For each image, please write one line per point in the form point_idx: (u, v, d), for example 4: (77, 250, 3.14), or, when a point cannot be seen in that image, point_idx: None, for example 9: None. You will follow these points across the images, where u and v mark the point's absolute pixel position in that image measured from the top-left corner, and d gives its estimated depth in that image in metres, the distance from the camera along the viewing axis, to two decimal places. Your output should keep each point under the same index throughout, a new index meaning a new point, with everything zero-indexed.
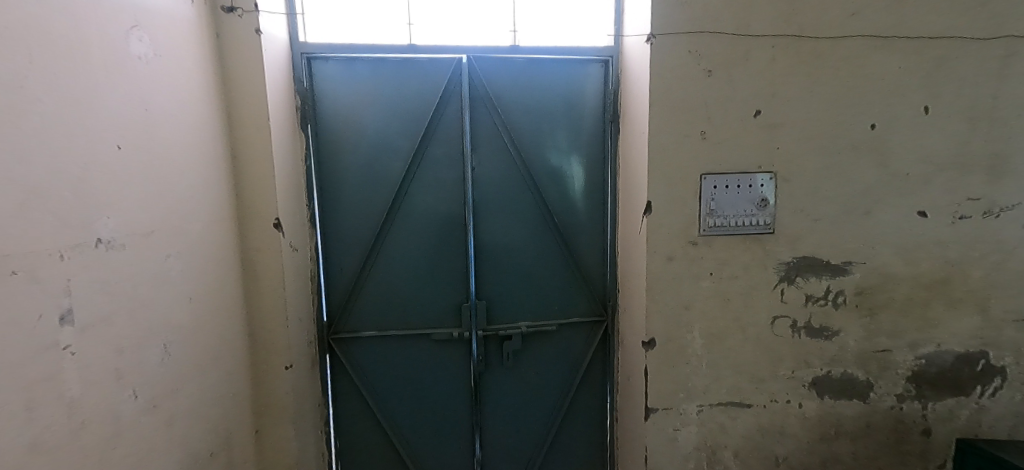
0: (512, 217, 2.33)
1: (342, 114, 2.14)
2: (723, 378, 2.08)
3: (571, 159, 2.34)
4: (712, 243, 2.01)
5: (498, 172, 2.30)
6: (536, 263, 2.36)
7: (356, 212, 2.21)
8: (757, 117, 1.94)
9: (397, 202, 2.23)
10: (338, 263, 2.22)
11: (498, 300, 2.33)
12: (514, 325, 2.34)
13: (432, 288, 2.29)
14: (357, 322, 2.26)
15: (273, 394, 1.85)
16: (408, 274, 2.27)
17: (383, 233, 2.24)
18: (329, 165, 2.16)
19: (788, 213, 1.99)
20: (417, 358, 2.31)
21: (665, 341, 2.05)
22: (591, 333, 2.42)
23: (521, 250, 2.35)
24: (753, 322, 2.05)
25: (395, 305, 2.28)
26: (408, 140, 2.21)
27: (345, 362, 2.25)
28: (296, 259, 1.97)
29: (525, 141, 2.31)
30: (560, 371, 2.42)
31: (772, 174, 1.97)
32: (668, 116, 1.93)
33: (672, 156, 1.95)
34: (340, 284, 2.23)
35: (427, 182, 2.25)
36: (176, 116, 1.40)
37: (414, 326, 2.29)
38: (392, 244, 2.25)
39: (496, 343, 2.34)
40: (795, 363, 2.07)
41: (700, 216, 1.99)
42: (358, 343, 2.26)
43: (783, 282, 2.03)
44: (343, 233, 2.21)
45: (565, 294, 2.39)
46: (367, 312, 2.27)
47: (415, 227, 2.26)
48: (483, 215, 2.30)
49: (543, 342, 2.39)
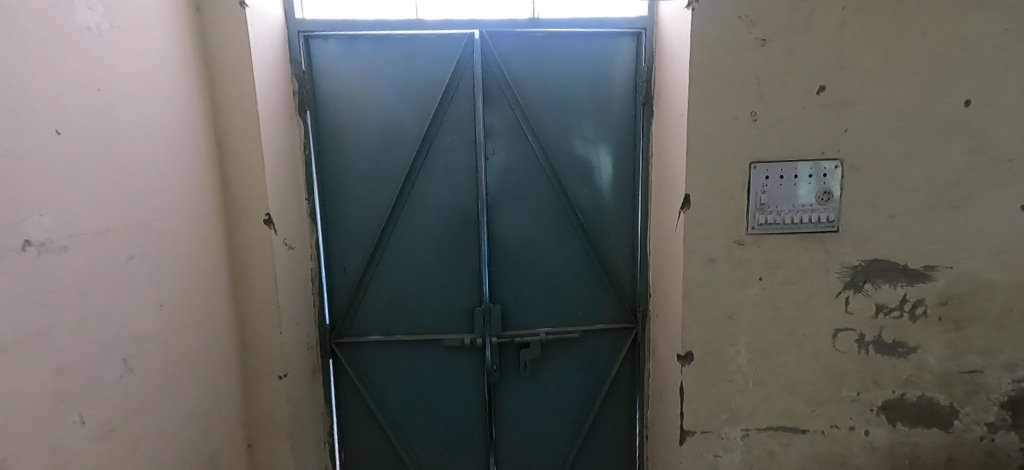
0: (530, 212, 2.10)
1: (344, 98, 1.96)
2: (774, 399, 1.80)
3: (598, 146, 2.09)
4: (762, 244, 1.73)
5: (515, 163, 2.07)
6: (557, 263, 2.13)
7: (359, 207, 2.03)
8: (821, 94, 1.63)
9: (404, 195, 2.04)
10: (341, 262, 2.05)
11: (515, 304, 2.11)
12: (533, 331, 2.12)
13: (442, 290, 2.09)
14: (362, 326, 2.09)
15: (266, 405, 1.70)
16: (416, 274, 2.08)
17: (389, 229, 2.05)
18: (330, 155, 1.99)
19: (855, 208, 1.68)
20: (426, 366, 2.13)
21: (705, 355, 1.78)
22: (619, 341, 2.17)
23: (540, 249, 2.11)
24: (810, 335, 1.76)
25: (402, 308, 2.10)
26: (416, 126, 2.00)
27: (349, 369, 2.09)
28: (293, 258, 1.80)
29: (546, 127, 2.06)
30: (584, 383, 2.18)
31: (838, 162, 1.66)
32: (712, 95, 1.65)
33: (716, 142, 1.67)
34: (343, 285, 2.06)
35: (437, 173, 2.04)
36: (140, 99, 1.23)
37: (423, 331, 2.11)
38: (399, 242, 2.06)
39: (513, 351, 2.13)
40: (860, 384, 1.77)
41: (749, 212, 1.70)
42: (363, 348, 2.10)
43: (848, 289, 1.73)
44: (345, 230, 2.04)
45: (589, 298, 2.15)
46: (373, 315, 2.09)
47: (424, 224, 2.06)
48: (499, 210, 2.08)
49: (565, 351, 2.16)
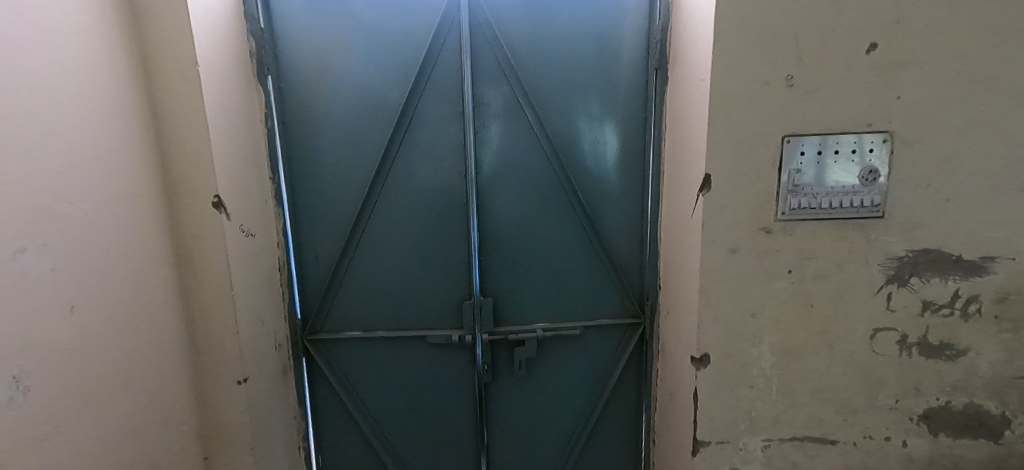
0: (526, 194, 1.86)
1: (311, 61, 1.70)
2: (801, 408, 1.59)
3: (603, 119, 1.83)
4: (794, 231, 1.49)
5: (508, 138, 1.82)
6: (555, 252, 1.90)
7: (331, 188, 1.79)
8: (871, 53, 1.38)
9: (382, 175, 1.79)
10: (312, 250, 1.83)
11: (508, 297, 1.89)
12: (529, 327, 1.90)
13: (426, 282, 1.87)
14: (337, 321, 1.87)
15: (223, 414, 1.49)
16: (398, 265, 1.86)
17: (365, 213, 1.81)
18: (297, 128, 1.74)
19: (905, 190, 1.44)
20: (409, 365, 1.92)
21: (723, 357, 1.57)
22: (625, 337, 1.96)
23: (536, 236, 1.89)
24: (844, 335, 1.54)
25: (382, 302, 1.88)
26: (394, 94, 1.74)
27: (324, 368, 1.88)
28: (253, 247, 1.58)
29: (543, 97, 1.81)
30: (585, 383, 1.98)
31: (886, 135, 1.41)
32: (741, 55, 1.39)
33: (744, 111, 1.42)
34: (316, 275, 1.84)
35: (419, 150, 1.80)
36: (23, 49, 0.96)
37: (406, 327, 1.89)
38: (377, 227, 1.83)
39: (506, 349, 1.91)
40: (899, 390, 1.56)
41: (779, 194, 1.46)
42: (340, 345, 1.88)
43: (891, 283, 1.51)
44: (316, 214, 1.80)
45: (591, 291, 1.93)
46: (350, 310, 1.87)
47: (405, 207, 1.83)
48: (490, 191, 1.84)
49: (564, 348, 1.95)
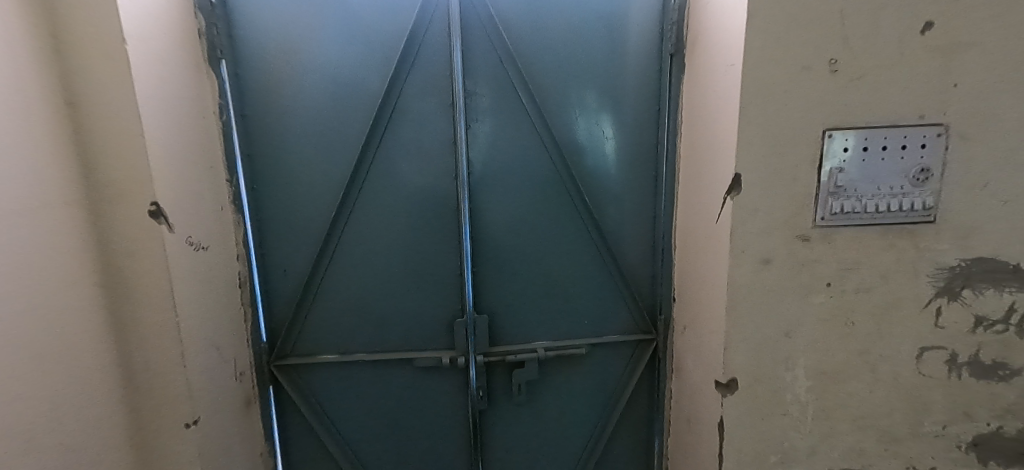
0: (524, 198, 1.65)
1: (273, 43, 1.46)
2: (838, 437, 1.41)
3: (611, 113, 1.63)
4: (833, 239, 1.30)
5: (504, 134, 1.61)
6: (558, 263, 1.70)
7: (301, 191, 1.55)
8: (925, 34, 1.19)
9: (359, 176, 1.56)
10: (279, 263, 1.58)
11: (506, 313, 1.69)
12: (529, 346, 1.70)
13: (413, 297, 1.64)
14: (310, 344, 1.64)
15: (167, 466, 1.24)
16: (380, 278, 1.63)
17: (341, 220, 1.58)
18: (258, 122, 1.49)
19: (960, 192, 1.26)
20: (394, 392, 1.69)
21: (752, 383, 1.38)
22: (635, 355, 1.76)
23: (536, 244, 1.68)
24: (887, 355, 1.37)
25: (362, 321, 1.65)
26: (372, 82, 1.51)
27: (296, 398, 1.64)
28: (205, 262, 1.33)
29: (544, 87, 1.59)
30: (592, 407, 1.78)
31: (941, 128, 1.23)
32: (779, 35, 1.19)
33: (781, 101, 1.22)
34: (284, 292, 1.60)
35: (403, 147, 1.57)
36: None
37: (390, 349, 1.67)
38: (355, 236, 1.60)
39: (504, 371, 1.70)
40: (947, 415, 1.39)
41: (819, 197, 1.27)
42: (313, 371, 1.65)
43: (940, 296, 1.34)
44: (283, 221, 1.56)
45: (597, 304, 1.73)
46: (324, 330, 1.64)
47: (387, 213, 1.60)
48: (484, 195, 1.63)
49: (568, 369, 1.74)
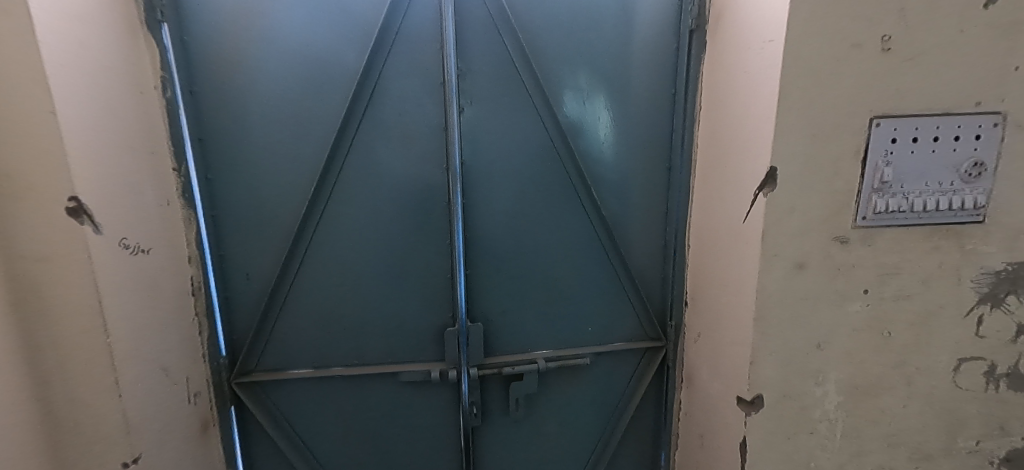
0: (524, 191, 1.47)
1: (227, 4, 1.22)
2: (867, 456, 1.29)
3: (622, 97, 1.46)
4: (874, 241, 1.16)
5: (502, 119, 1.42)
6: (560, 264, 1.53)
7: (264, 183, 1.33)
8: (988, 9, 1.04)
9: (334, 165, 1.35)
10: (241, 266, 1.36)
11: (502, 320, 1.51)
12: (529, 357, 1.53)
13: (398, 303, 1.46)
14: (279, 358, 1.43)
15: None
16: (359, 283, 1.43)
17: (313, 217, 1.36)
18: (212, 99, 1.26)
19: (1014, 189, 1.13)
20: (376, 410, 1.50)
21: (779, 400, 1.25)
22: (642, 363, 1.63)
23: (537, 244, 1.50)
24: (924, 368, 1.25)
25: (339, 331, 1.45)
26: (349, 54, 1.29)
27: (262, 420, 1.43)
28: (147, 268, 1.11)
29: (548, 66, 1.41)
30: (594, 421, 1.63)
31: (998, 117, 1.09)
32: (828, 5, 1.03)
33: (826, 83, 1.06)
34: (247, 300, 1.38)
35: (386, 133, 1.36)
36: None
37: (372, 361, 1.48)
38: (330, 235, 1.39)
39: (500, 384, 1.53)
40: (982, 430, 1.28)
41: (862, 194, 1.12)
42: (283, 388, 1.45)
43: (983, 304, 1.21)
44: (244, 218, 1.34)
45: (602, 309, 1.58)
46: (295, 342, 1.43)
47: (367, 209, 1.39)
48: (478, 188, 1.44)
49: (570, 380, 1.59)
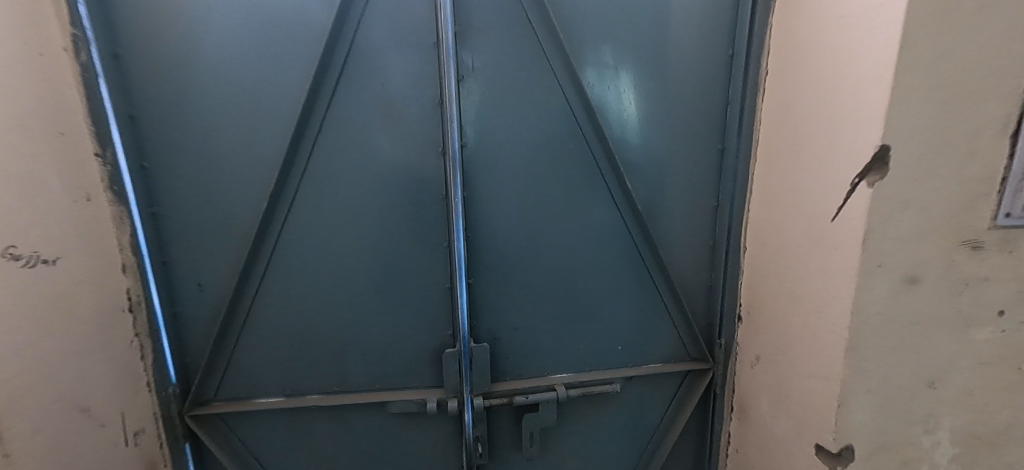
0: (539, 182, 1.18)
1: None
2: None
3: (663, 62, 1.16)
4: (1018, 247, 0.85)
5: (512, 91, 1.13)
6: (583, 271, 1.25)
7: (216, 173, 1.06)
8: None
9: (303, 150, 1.08)
10: (191, 276, 1.11)
11: (512, 338, 1.25)
12: (545, 382, 1.26)
13: (386, 320, 1.19)
14: (243, 384, 1.18)
15: None
16: (338, 295, 1.17)
17: (278, 215, 1.10)
18: (144, 67, 0.99)
19: None
20: (362, 446, 1.25)
21: (873, 453, 0.95)
22: (682, 389, 1.35)
23: (555, 246, 1.22)
24: None
25: (315, 352, 1.20)
26: (316, 7, 1.01)
27: (224, 459, 1.19)
28: (49, 284, 0.85)
29: (570, 22, 1.11)
30: (624, 456, 1.36)
31: None
32: None
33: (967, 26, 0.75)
34: (200, 316, 1.13)
35: (366, 109, 1.08)
36: None
37: (356, 388, 1.22)
38: (299, 237, 1.12)
39: (510, 415, 1.27)
40: None
41: (1007, 182, 0.81)
42: (249, 420, 1.20)
43: None
44: (193, 216, 1.08)
45: (634, 324, 1.30)
46: (262, 366, 1.18)
47: (346, 204, 1.12)
48: (484, 178, 1.16)
49: (595, 410, 1.31)
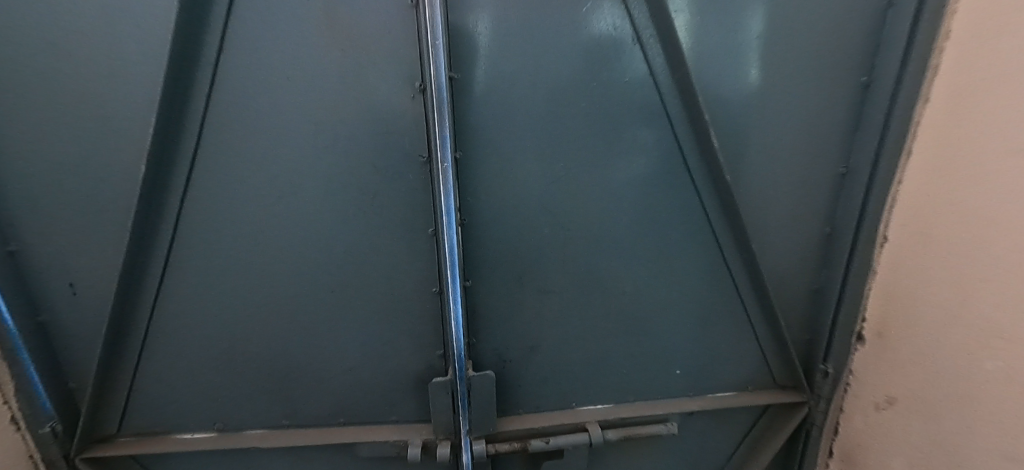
0: (573, 139, 0.79)
1: None
2: None
3: None
4: None
5: None
6: (631, 267, 0.87)
7: (71, 118, 0.69)
8: None
9: (200, 82, 0.68)
10: (58, 272, 0.75)
11: (526, 358, 0.90)
12: (573, 421, 0.91)
13: (349, 334, 0.85)
14: (157, 417, 0.86)
15: None
16: (278, 299, 0.82)
17: (174, 186, 0.72)
18: None
19: None
20: None
21: None
22: (761, 428, 0.98)
23: (591, 232, 0.84)
24: None
25: (252, 376, 0.86)
26: None
27: None
28: None
29: None
30: None
31: None
32: None
33: None
34: (80, 328, 0.79)
35: (299, 18, 0.68)
36: None
37: (313, 422, 0.90)
38: (211, 216, 0.75)
39: (524, 460, 0.93)
40: None
41: None
42: (170, 462, 0.89)
43: None
44: (46, 185, 0.71)
45: (699, 340, 0.93)
46: (179, 394, 0.85)
47: (280, 169, 0.74)
48: (488, 129, 0.76)
49: (639, 454, 0.96)
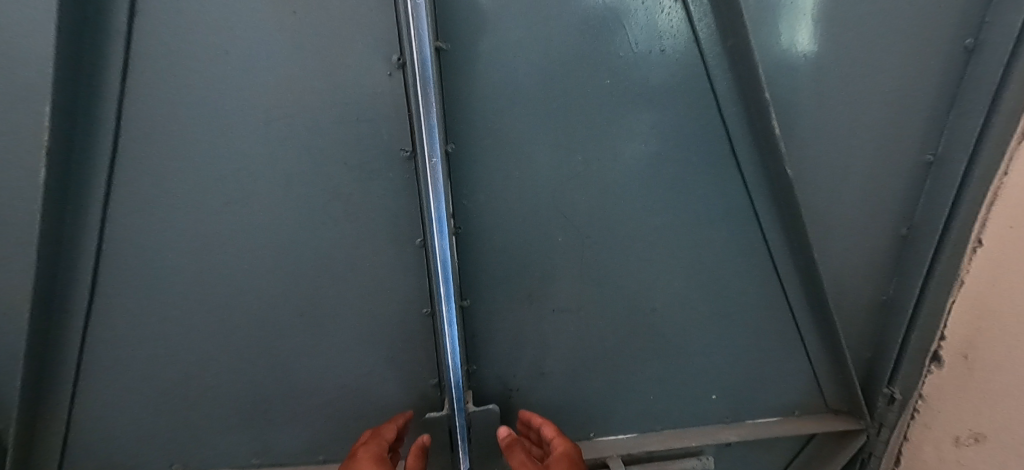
0: (593, 125, 0.63)
1: None
2: None
3: None
4: None
5: None
6: (660, 279, 0.73)
7: None
8: None
9: (111, 57, 0.53)
10: None
11: (535, 385, 0.76)
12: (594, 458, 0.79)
13: (325, 362, 0.71)
14: (101, 461, 0.73)
15: None
16: (237, 325, 0.67)
17: (92, 191, 0.57)
18: None
19: None
20: None
21: None
22: (807, 457, 0.85)
23: (615, 238, 0.69)
24: None
25: (212, 413, 0.72)
26: None
27: None
28: None
29: None
30: None
31: None
32: None
33: None
34: None
35: None
36: None
37: (288, 461, 0.77)
38: (147, 228, 0.61)
39: None
40: None
41: None
42: None
43: None
44: None
45: (738, 361, 0.79)
46: (127, 436, 0.72)
47: (226, 169, 0.59)
48: (485, 114, 0.61)
49: None
